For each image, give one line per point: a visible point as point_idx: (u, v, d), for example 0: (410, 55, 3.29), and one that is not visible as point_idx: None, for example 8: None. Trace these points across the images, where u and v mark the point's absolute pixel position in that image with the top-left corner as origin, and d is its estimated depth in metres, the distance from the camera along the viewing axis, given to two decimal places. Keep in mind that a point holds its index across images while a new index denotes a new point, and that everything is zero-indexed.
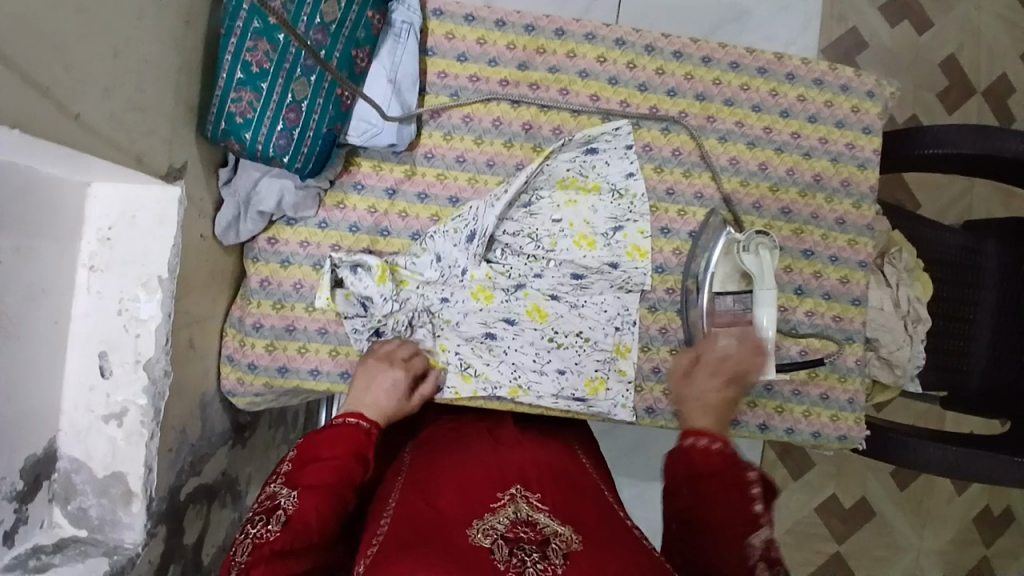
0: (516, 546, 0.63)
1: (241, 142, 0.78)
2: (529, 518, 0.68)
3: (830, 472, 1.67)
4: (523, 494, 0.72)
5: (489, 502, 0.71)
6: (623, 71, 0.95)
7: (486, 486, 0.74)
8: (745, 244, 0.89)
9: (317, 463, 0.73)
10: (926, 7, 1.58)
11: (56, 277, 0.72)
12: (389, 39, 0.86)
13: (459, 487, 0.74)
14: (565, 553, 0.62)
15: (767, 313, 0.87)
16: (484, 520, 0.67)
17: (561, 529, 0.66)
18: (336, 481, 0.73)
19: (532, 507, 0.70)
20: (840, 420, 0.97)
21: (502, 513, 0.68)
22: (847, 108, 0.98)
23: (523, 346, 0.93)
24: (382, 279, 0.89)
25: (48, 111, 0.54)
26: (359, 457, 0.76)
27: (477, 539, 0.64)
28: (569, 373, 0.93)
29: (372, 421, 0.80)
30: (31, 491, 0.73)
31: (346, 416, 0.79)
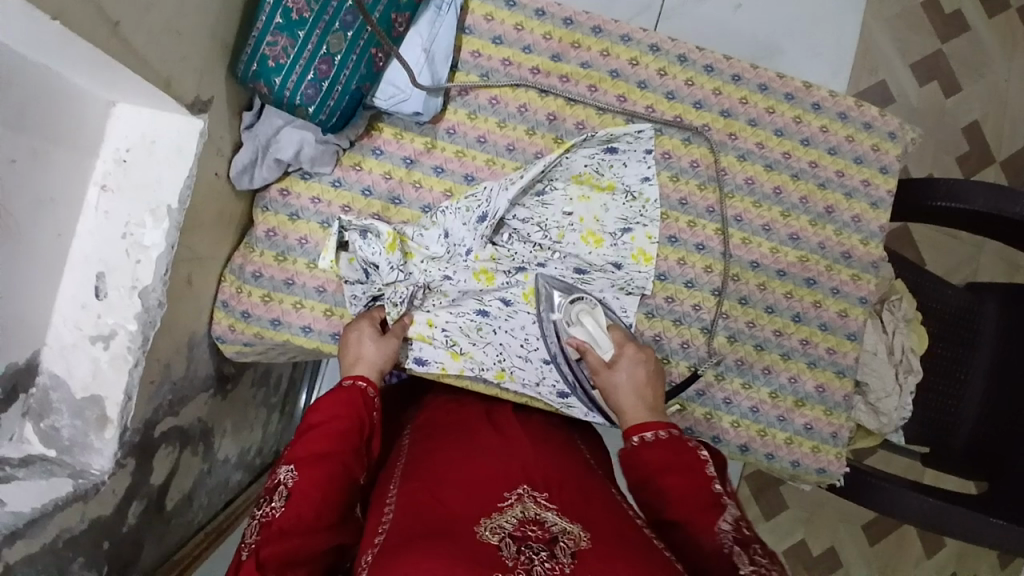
0: (525, 545, 0.59)
1: (270, 86, 0.79)
2: (536, 517, 0.64)
3: (803, 516, 1.65)
4: (530, 494, 0.67)
5: (496, 500, 0.66)
6: (653, 77, 0.96)
7: (493, 484, 0.69)
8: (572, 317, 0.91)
9: (312, 431, 0.75)
10: (957, 69, 1.60)
11: (65, 189, 0.72)
12: (430, 10, 0.87)
13: (466, 481, 0.69)
14: (574, 553, 0.58)
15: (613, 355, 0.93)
16: (492, 517, 0.63)
17: (570, 526, 0.62)
18: (335, 448, 0.74)
19: (540, 506, 0.66)
20: (821, 453, 0.97)
21: (511, 512, 0.64)
22: (868, 145, 0.99)
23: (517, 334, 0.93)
24: (391, 248, 0.89)
25: (87, 13, 0.54)
26: (353, 417, 0.77)
27: (485, 537, 0.60)
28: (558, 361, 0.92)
29: (370, 381, 0.82)
30: (5, 401, 0.70)
31: (344, 381, 0.81)
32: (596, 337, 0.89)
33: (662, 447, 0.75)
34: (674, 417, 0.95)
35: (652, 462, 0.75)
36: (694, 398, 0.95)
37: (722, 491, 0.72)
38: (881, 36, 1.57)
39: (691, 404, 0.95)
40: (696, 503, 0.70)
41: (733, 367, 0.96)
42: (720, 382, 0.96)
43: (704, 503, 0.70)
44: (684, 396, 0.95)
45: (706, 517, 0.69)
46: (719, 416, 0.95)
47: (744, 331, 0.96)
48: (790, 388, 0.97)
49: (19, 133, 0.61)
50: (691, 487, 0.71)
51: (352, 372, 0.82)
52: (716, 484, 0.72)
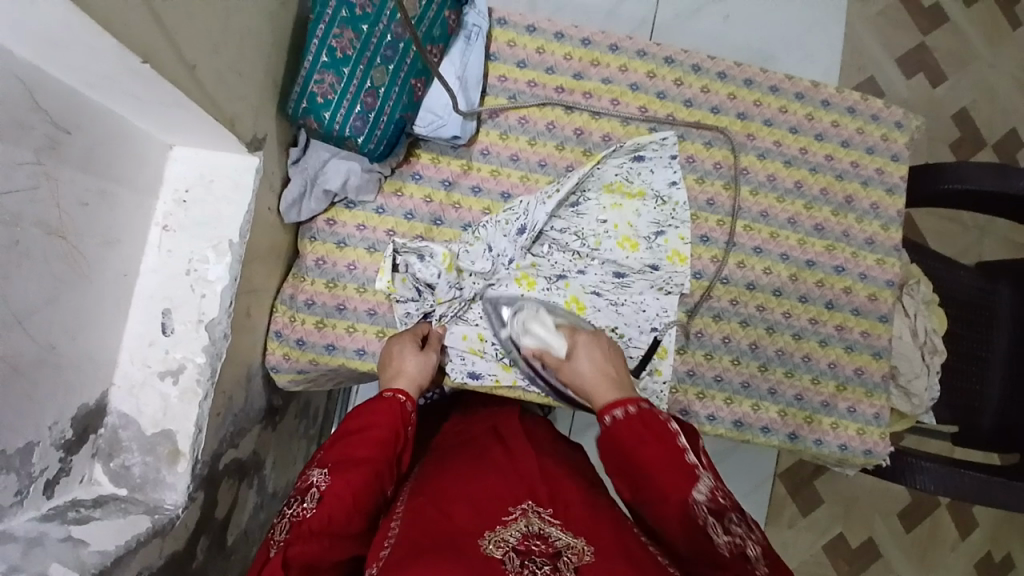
0: (528, 559, 0.63)
1: (319, 121, 0.83)
2: (540, 532, 0.67)
3: (839, 509, 1.66)
4: (534, 509, 0.71)
5: (501, 515, 0.69)
6: (671, 87, 1.01)
7: (498, 499, 0.72)
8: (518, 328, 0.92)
9: (353, 437, 0.76)
10: (941, 62, 1.68)
11: (130, 229, 0.75)
12: (461, 40, 0.93)
13: (471, 496, 0.72)
14: (576, 565, 0.63)
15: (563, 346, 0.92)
16: (497, 531, 0.66)
17: (573, 540, 0.66)
18: (371, 455, 0.75)
19: (544, 521, 0.69)
20: (866, 435, 0.99)
21: (514, 527, 0.67)
22: (878, 136, 1.05)
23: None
24: (450, 269, 0.94)
25: (169, 56, 0.58)
26: (392, 428, 0.78)
27: (490, 550, 0.63)
28: None
29: (408, 395, 0.82)
30: (78, 443, 0.73)
31: (384, 393, 0.82)
32: (549, 340, 0.90)
33: (634, 423, 0.76)
34: (722, 410, 0.97)
35: (624, 441, 0.76)
36: (740, 390, 0.98)
37: (694, 461, 0.73)
38: (866, 37, 1.65)
39: (737, 396, 0.97)
40: (667, 476, 0.71)
41: (774, 357, 0.99)
42: (763, 373, 0.99)
43: (673, 475, 0.71)
44: (730, 388, 0.98)
45: (679, 490, 0.70)
46: (765, 406, 0.98)
47: (781, 321, 1.00)
48: (830, 372, 1.00)
49: (86, 176, 0.65)
50: (662, 461, 0.72)
51: (392, 386, 0.83)
52: (687, 455, 0.73)
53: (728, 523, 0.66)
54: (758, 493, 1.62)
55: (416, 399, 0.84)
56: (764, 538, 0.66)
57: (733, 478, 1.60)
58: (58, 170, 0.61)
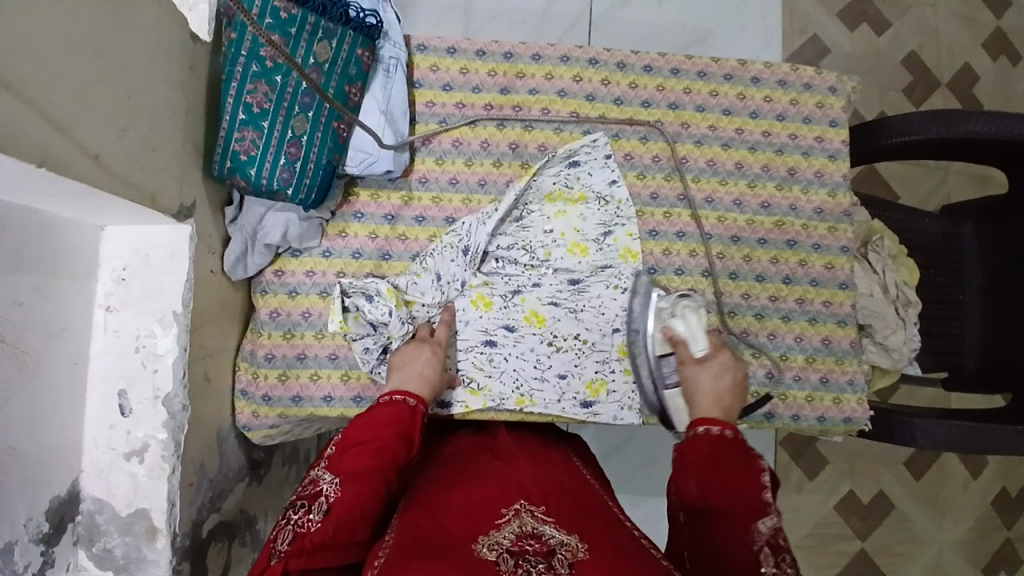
0: (522, 559, 0.63)
1: (247, 178, 0.83)
2: (534, 531, 0.67)
3: (844, 469, 1.66)
4: (527, 508, 0.71)
5: (495, 517, 0.70)
6: (599, 88, 1.01)
7: (489, 504, 0.72)
8: (672, 309, 0.91)
9: (358, 445, 0.74)
10: (881, 11, 1.67)
11: (72, 318, 0.75)
12: (380, 74, 0.92)
13: (464, 504, 0.73)
14: (570, 562, 0.62)
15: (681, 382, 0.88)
16: (490, 534, 0.67)
17: (567, 538, 0.66)
18: (378, 465, 0.73)
19: (537, 519, 0.70)
20: (843, 403, 1.00)
21: (508, 528, 0.68)
22: (813, 105, 1.04)
23: (524, 355, 0.95)
24: (398, 305, 0.92)
25: (71, 150, 0.58)
26: (402, 435, 0.76)
27: (484, 553, 0.64)
28: (563, 377, 0.95)
29: (419, 398, 0.80)
30: (56, 534, 0.73)
31: (391, 395, 0.79)
32: (693, 334, 0.89)
33: (720, 446, 0.76)
34: None
35: (715, 456, 0.75)
36: None
37: (769, 500, 0.72)
38: None
39: None
40: (739, 505, 0.71)
41: (738, 340, 0.99)
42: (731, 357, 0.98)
43: (748, 509, 0.71)
44: None
45: (745, 520, 0.70)
46: None
47: (742, 304, 1.00)
48: (797, 347, 1.00)
49: (16, 277, 0.65)
50: (743, 489, 0.72)
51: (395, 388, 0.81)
52: (767, 494, 0.72)
53: (782, 562, 0.68)
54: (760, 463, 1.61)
55: (428, 401, 0.82)
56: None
57: None
58: None
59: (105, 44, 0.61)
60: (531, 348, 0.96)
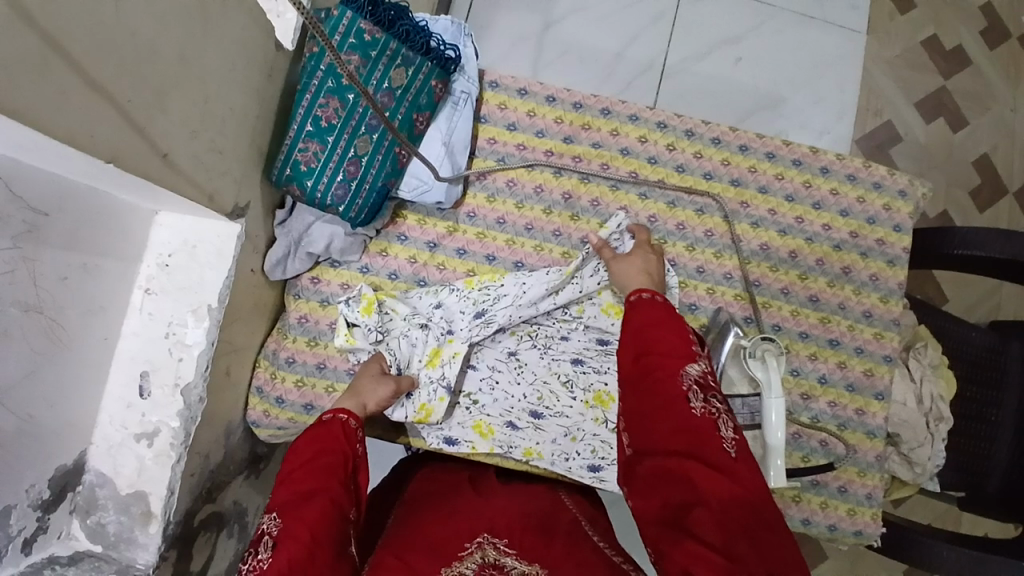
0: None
1: (302, 188, 0.84)
2: (495, 562, 0.68)
3: (843, 567, 1.58)
4: (490, 541, 0.71)
5: (456, 549, 0.70)
6: (663, 152, 1.00)
7: (453, 536, 0.72)
8: (751, 349, 0.88)
9: (296, 470, 0.72)
10: (962, 109, 1.63)
11: (112, 297, 0.77)
12: (448, 106, 0.93)
13: (430, 537, 0.72)
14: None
15: (774, 414, 0.84)
16: (453, 567, 0.67)
17: (528, 568, 0.66)
18: (321, 484, 0.70)
19: (500, 551, 0.70)
20: (856, 515, 0.96)
21: (470, 560, 0.68)
22: (879, 205, 1.01)
23: (527, 399, 0.95)
24: (367, 310, 0.91)
25: (142, 149, 0.60)
26: (339, 450, 0.74)
27: None
28: (568, 434, 0.94)
29: (350, 412, 0.79)
30: (55, 501, 0.73)
31: (326, 415, 0.78)
32: (768, 380, 0.85)
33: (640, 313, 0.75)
34: None
35: (637, 314, 0.75)
36: None
37: (698, 351, 0.71)
38: (883, 84, 1.61)
39: None
40: (669, 354, 0.69)
41: None
42: None
43: (677, 356, 0.69)
44: None
45: (673, 365, 0.68)
46: None
47: None
48: (820, 450, 0.97)
49: (67, 253, 0.66)
50: (669, 342, 0.71)
51: (336, 406, 0.80)
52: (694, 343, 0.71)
53: (711, 398, 0.66)
54: None
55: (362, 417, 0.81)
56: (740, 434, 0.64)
57: None
58: (38, 251, 0.62)
59: (193, 50, 0.63)
60: (541, 398, 0.95)
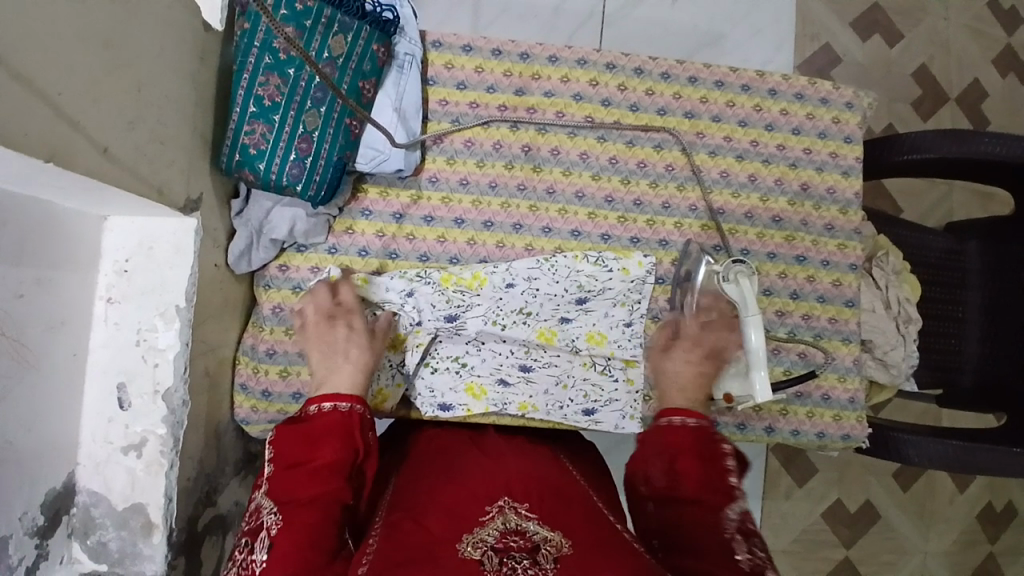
0: (507, 556, 0.62)
1: (255, 172, 0.81)
2: (517, 527, 0.67)
3: (833, 477, 1.64)
4: (511, 506, 0.70)
5: (477, 516, 0.69)
6: (615, 94, 1.00)
7: (471, 503, 0.71)
8: (725, 273, 0.90)
9: (292, 471, 0.71)
10: (894, 23, 1.66)
11: (74, 310, 0.73)
12: (394, 70, 0.90)
13: (446, 502, 0.71)
14: (555, 557, 0.62)
15: (755, 332, 0.86)
16: (475, 533, 0.66)
17: (551, 534, 0.65)
18: (319, 489, 0.69)
19: (521, 516, 0.69)
20: (843, 420, 1.00)
21: (491, 526, 0.67)
22: (828, 120, 1.03)
23: (514, 355, 0.95)
24: None
25: (80, 145, 0.56)
26: (347, 446, 0.73)
27: (468, 553, 0.63)
28: (557, 384, 0.95)
29: (364, 403, 0.78)
30: (51, 527, 0.72)
31: (312, 408, 0.76)
32: (744, 300, 0.88)
33: (682, 435, 0.75)
34: None
35: (681, 445, 0.75)
36: None
37: (734, 486, 0.72)
38: (817, 7, 1.63)
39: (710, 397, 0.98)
40: (701, 496, 0.70)
41: None
42: None
43: (713, 497, 0.70)
44: None
45: (707, 510, 0.69)
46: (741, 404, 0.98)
47: None
48: (801, 362, 1.00)
49: (17, 268, 0.63)
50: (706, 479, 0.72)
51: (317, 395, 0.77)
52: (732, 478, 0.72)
53: (753, 548, 0.65)
54: (750, 470, 1.58)
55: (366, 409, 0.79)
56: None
57: None
58: None
59: (117, 34, 0.59)
60: (525, 355, 0.95)
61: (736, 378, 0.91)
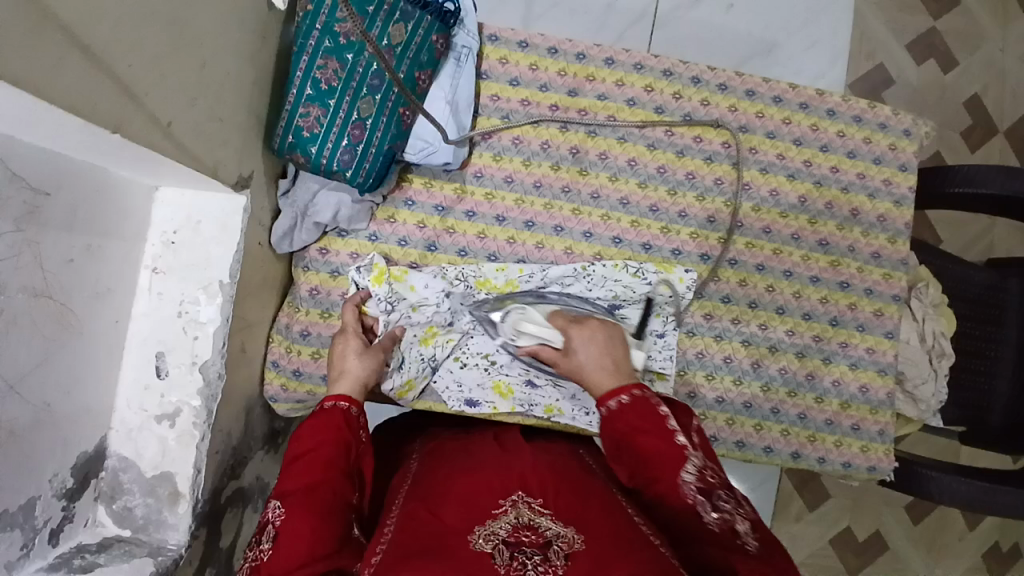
0: (517, 550, 0.61)
1: (306, 155, 0.82)
2: (530, 522, 0.65)
3: (845, 504, 1.62)
4: (525, 500, 0.69)
5: (491, 508, 0.68)
6: (669, 102, 0.98)
7: (488, 494, 0.71)
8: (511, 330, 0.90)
9: (296, 462, 0.70)
10: (953, 48, 1.62)
11: (118, 278, 0.74)
12: (450, 63, 0.90)
13: (461, 492, 0.71)
14: (566, 554, 0.60)
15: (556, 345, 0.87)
16: (487, 525, 0.65)
17: (564, 529, 0.64)
18: (321, 477, 0.69)
19: (534, 511, 0.68)
20: (871, 451, 0.99)
21: (504, 519, 0.66)
22: (885, 145, 1.01)
23: None
24: (378, 280, 0.90)
25: (141, 120, 0.56)
26: (336, 441, 0.73)
27: (479, 545, 0.62)
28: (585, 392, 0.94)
29: (350, 399, 0.78)
30: (80, 489, 0.73)
31: (317, 408, 0.76)
32: (541, 335, 0.87)
33: (629, 412, 0.73)
34: (723, 431, 0.96)
35: (621, 427, 0.73)
36: (742, 411, 0.97)
37: (682, 439, 0.70)
38: (875, 26, 1.59)
39: (739, 417, 0.97)
40: (666, 461, 0.69)
41: (777, 376, 0.98)
42: (766, 393, 0.97)
43: (670, 458, 0.68)
44: (731, 410, 0.97)
45: (673, 472, 0.68)
46: (769, 426, 0.97)
47: (784, 339, 0.98)
48: (834, 390, 0.99)
49: (68, 233, 0.64)
50: (660, 445, 0.69)
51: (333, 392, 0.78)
52: (679, 435, 0.70)
53: (718, 502, 0.65)
54: (762, 489, 1.57)
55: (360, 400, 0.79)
56: (755, 514, 0.65)
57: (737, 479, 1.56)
58: (40, 233, 0.60)
59: (186, 10, 0.60)
60: None
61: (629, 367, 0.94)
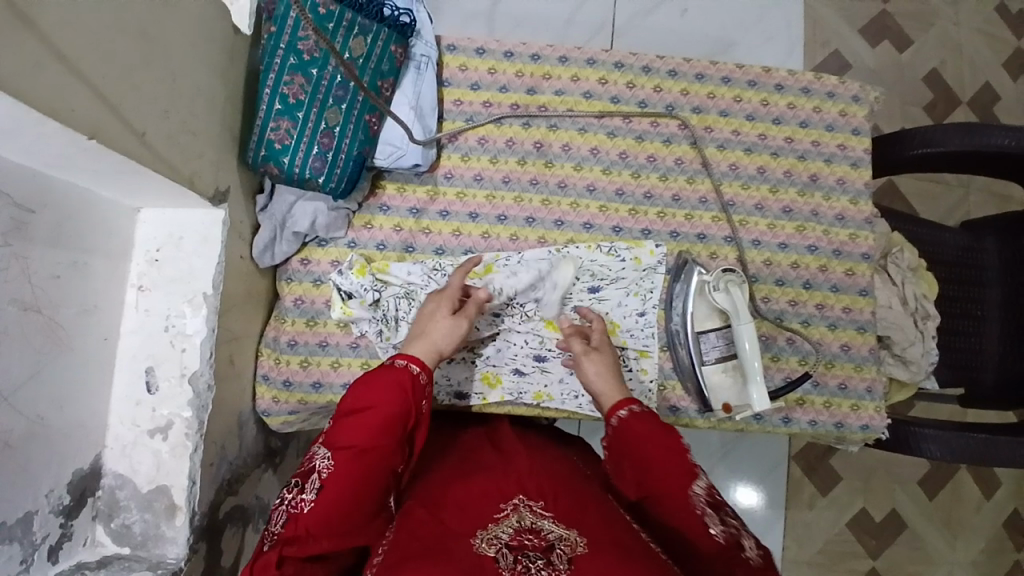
0: (521, 554, 0.63)
1: (279, 166, 0.85)
2: (532, 525, 0.67)
3: (857, 484, 1.60)
4: (525, 503, 0.71)
5: (492, 513, 0.70)
6: (624, 91, 1.03)
7: (486, 500, 0.72)
8: (715, 284, 0.94)
9: (352, 419, 0.72)
10: (902, 30, 1.68)
11: (104, 295, 0.77)
12: (411, 71, 0.95)
13: (458, 499, 0.73)
14: (570, 557, 0.61)
15: (749, 342, 0.90)
16: (488, 530, 0.67)
17: (567, 533, 0.65)
18: (374, 443, 0.71)
19: (535, 514, 0.69)
20: (861, 410, 0.99)
21: (506, 523, 0.68)
22: (835, 113, 1.05)
23: (529, 344, 0.97)
24: (360, 273, 0.94)
25: (118, 129, 0.60)
26: (401, 406, 0.73)
27: (482, 549, 0.64)
28: (571, 373, 0.96)
29: (423, 365, 0.77)
30: (77, 507, 0.74)
31: (396, 362, 0.76)
32: (737, 308, 0.91)
33: (636, 427, 0.78)
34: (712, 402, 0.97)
35: (632, 435, 0.77)
36: None
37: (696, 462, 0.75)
38: (824, 15, 1.66)
39: None
40: (670, 473, 0.74)
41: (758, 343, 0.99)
42: None
43: (678, 474, 0.74)
44: None
45: (681, 483, 0.73)
46: None
47: (762, 306, 1.00)
48: (817, 352, 1.00)
49: (54, 249, 0.67)
50: (667, 460, 0.75)
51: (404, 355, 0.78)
52: (694, 457, 0.75)
53: (725, 517, 0.71)
54: (770, 476, 1.56)
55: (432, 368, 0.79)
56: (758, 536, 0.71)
57: (744, 467, 1.55)
58: (29, 249, 0.63)
59: (154, 28, 0.64)
60: (540, 344, 0.97)
61: (732, 387, 0.94)
